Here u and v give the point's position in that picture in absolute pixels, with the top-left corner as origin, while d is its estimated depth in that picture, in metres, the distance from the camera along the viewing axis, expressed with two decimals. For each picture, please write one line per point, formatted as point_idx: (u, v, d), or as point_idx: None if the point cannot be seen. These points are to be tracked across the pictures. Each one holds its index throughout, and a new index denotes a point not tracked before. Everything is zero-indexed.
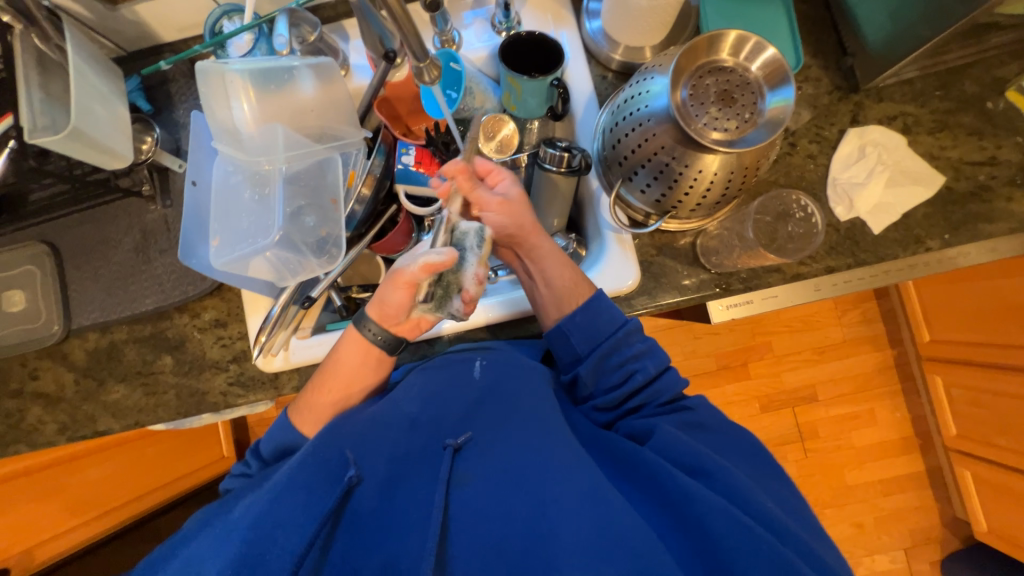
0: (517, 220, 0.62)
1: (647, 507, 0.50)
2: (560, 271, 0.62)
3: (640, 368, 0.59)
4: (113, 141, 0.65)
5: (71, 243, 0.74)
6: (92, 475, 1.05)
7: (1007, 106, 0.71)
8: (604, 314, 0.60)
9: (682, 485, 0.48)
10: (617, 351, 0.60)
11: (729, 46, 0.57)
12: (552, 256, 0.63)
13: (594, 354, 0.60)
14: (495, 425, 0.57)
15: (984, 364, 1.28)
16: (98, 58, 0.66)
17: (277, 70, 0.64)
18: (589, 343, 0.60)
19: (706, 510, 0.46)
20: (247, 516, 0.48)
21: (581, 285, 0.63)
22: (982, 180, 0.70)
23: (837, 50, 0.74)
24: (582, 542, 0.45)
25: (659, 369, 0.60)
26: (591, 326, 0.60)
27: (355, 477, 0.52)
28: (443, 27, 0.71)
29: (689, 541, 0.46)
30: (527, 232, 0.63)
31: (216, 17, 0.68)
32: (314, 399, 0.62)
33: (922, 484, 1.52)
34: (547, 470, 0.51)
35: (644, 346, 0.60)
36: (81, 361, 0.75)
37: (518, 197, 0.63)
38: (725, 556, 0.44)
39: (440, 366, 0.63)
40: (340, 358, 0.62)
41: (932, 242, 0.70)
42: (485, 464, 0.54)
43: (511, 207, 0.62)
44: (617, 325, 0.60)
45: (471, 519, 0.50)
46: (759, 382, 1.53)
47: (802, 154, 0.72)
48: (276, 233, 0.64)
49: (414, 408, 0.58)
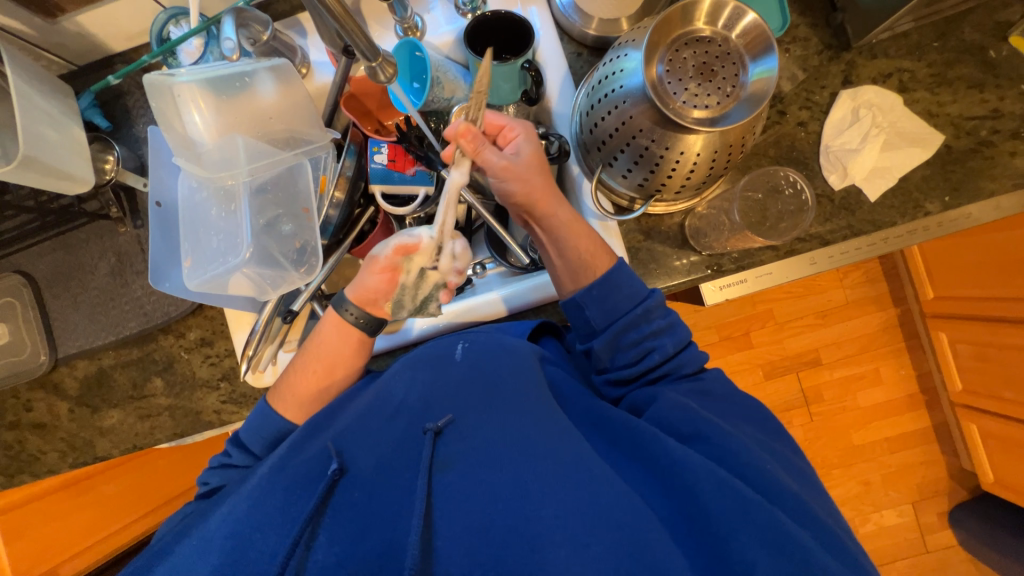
0: (529, 185, 0.58)
1: (639, 475, 0.49)
2: (577, 236, 0.59)
3: (659, 346, 0.57)
4: (72, 166, 0.62)
5: (46, 271, 0.73)
6: (104, 491, 1.08)
7: (1010, 53, 0.67)
8: (622, 289, 0.58)
9: (671, 452, 0.47)
10: (636, 326, 0.58)
11: (706, 14, 0.53)
12: (568, 226, 0.59)
13: (610, 329, 0.58)
14: (481, 406, 0.54)
15: (989, 319, 1.26)
16: (43, 78, 0.63)
17: (229, 78, 0.60)
18: (606, 317, 0.58)
19: (696, 481, 0.45)
20: (225, 524, 0.48)
21: (599, 252, 0.60)
22: (984, 135, 0.66)
23: (826, 5, 0.69)
24: (565, 519, 0.44)
25: (678, 347, 0.58)
26: (608, 300, 0.58)
27: (337, 470, 0.51)
28: (403, 13, 0.67)
29: (678, 508, 0.45)
30: (538, 199, 0.58)
31: (162, 23, 0.65)
32: (297, 377, 0.62)
33: (928, 439, 1.53)
34: (533, 450, 0.50)
35: (663, 323, 0.58)
36: (72, 389, 0.74)
37: (530, 161, 0.58)
38: (714, 524, 0.42)
39: (423, 356, 0.61)
40: (321, 333, 0.62)
41: (932, 205, 0.67)
42: (466, 448, 0.51)
43: (522, 169, 0.57)
44: (638, 301, 0.58)
45: (458, 506, 0.47)
46: (762, 350, 1.52)
47: (793, 122, 0.68)
48: (247, 251, 0.62)
49: (398, 395, 0.57)
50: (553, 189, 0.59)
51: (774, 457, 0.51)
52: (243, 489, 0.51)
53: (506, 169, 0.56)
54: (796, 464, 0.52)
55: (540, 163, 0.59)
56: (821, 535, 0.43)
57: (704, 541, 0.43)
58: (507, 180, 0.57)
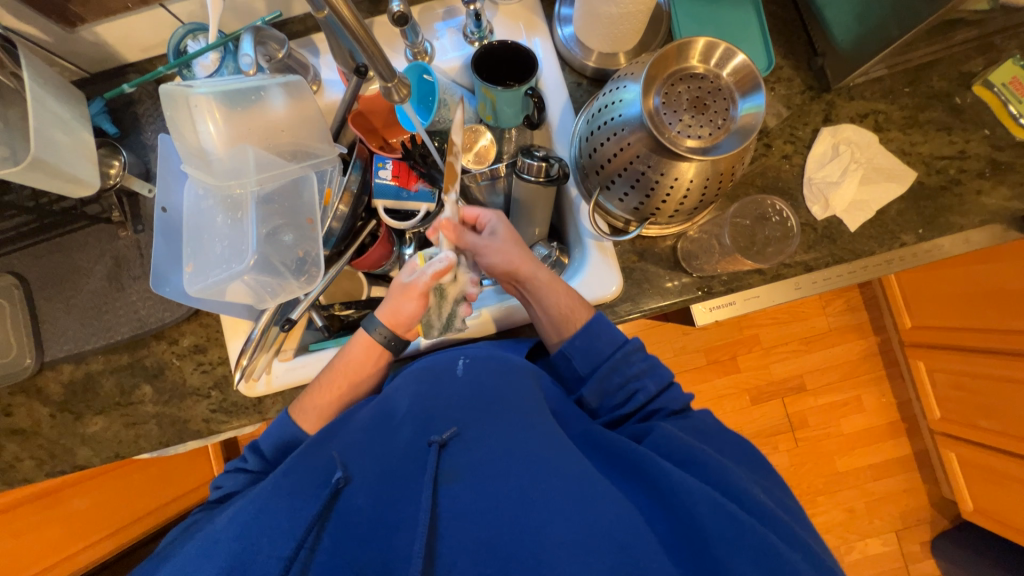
0: (507, 255, 0.62)
1: (637, 490, 0.50)
2: (557, 295, 0.63)
3: (642, 387, 0.60)
4: (78, 169, 0.63)
5: (40, 273, 0.72)
6: (75, 505, 1.03)
7: (974, 100, 0.72)
8: (603, 336, 0.61)
9: (669, 474, 0.48)
10: (619, 369, 0.61)
11: (699, 53, 0.57)
12: (548, 285, 0.63)
13: (595, 374, 0.61)
14: (483, 419, 0.55)
15: (963, 348, 1.31)
16: (57, 84, 0.64)
17: (243, 91, 0.62)
18: (590, 362, 0.61)
19: (693, 501, 0.45)
20: (232, 526, 0.48)
21: (578, 308, 0.63)
22: (952, 174, 0.71)
23: (808, 50, 0.74)
24: (568, 536, 0.45)
25: (661, 386, 0.60)
26: (591, 348, 0.61)
27: (342, 479, 0.52)
28: (414, 39, 0.70)
29: (672, 524, 0.46)
30: (516, 265, 0.63)
31: (180, 36, 0.67)
32: (320, 393, 0.62)
33: (909, 467, 1.55)
34: (536, 465, 0.50)
35: (645, 365, 0.61)
36: (56, 394, 0.73)
37: (505, 237, 0.63)
38: (711, 539, 0.43)
39: (426, 369, 0.61)
40: (349, 351, 0.63)
41: (907, 236, 0.71)
42: (472, 460, 0.52)
43: (500, 245, 0.63)
44: (617, 347, 0.61)
45: (462, 518, 0.48)
46: (748, 375, 1.55)
47: (778, 154, 0.73)
48: (252, 257, 0.63)
49: (401, 408, 0.58)
50: (530, 258, 0.63)
51: (762, 473, 0.52)
52: (250, 494, 0.51)
53: (484, 249, 0.63)
54: (785, 482, 0.53)
55: (514, 235, 0.64)
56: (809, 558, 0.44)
57: (698, 555, 0.44)
58: (487, 256, 0.63)
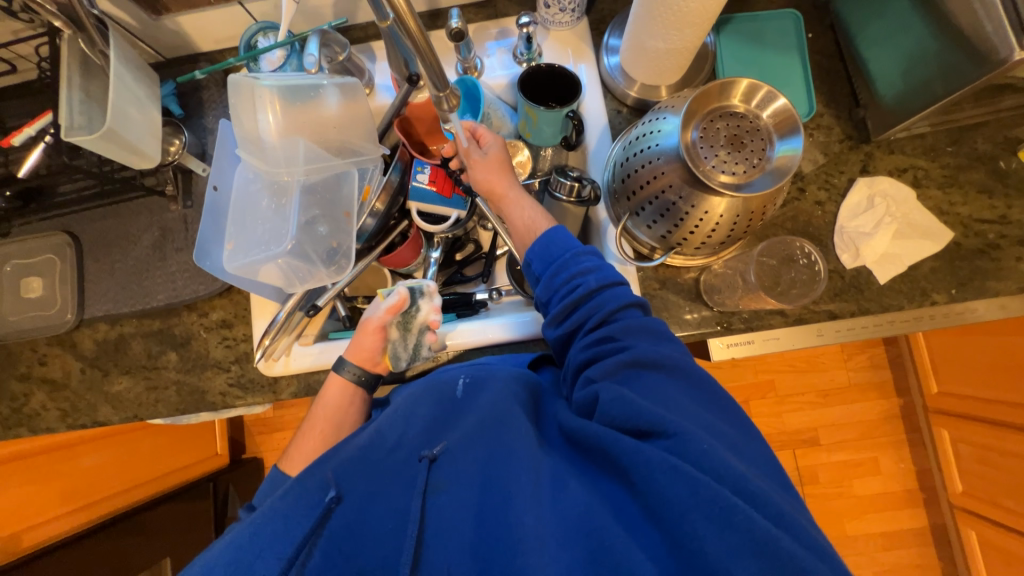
0: (488, 173, 0.68)
1: (606, 476, 0.48)
2: (520, 211, 0.66)
3: (585, 285, 0.56)
4: (143, 143, 0.67)
5: (93, 236, 0.77)
6: (83, 463, 1.07)
7: (1019, 166, 0.71)
8: (557, 243, 0.60)
9: (627, 450, 0.45)
10: (566, 270, 0.58)
11: (741, 93, 0.58)
12: (515, 202, 0.67)
13: (545, 281, 0.59)
14: (467, 429, 0.54)
15: (991, 422, 1.25)
16: (137, 64, 0.69)
17: (303, 87, 0.66)
18: (544, 263, 0.60)
19: (651, 470, 0.43)
20: (228, 550, 0.49)
21: (539, 222, 0.65)
22: (991, 238, 0.70)
23: (850, 100, 0.75)
24: (543, 529, 0.45)
25: (607, 284, 0.57)
26: (546, 253, 0.60)
27: (333, 498, 0.51)
28: (466, 54, 0.74)
29: (645, 510, 0.44)
30: (492, 180, 0.67)
31: (252, 33, 0.72)
32: (304, 439, 0.66)
33: (924, 541, 1.47)
34: (509, 465, 0.50)
35: (592, 265, 0.58)
36: (88, 351, 0.76)
37: (493, 156, 0.68)
38: (678, 523, 0.41)
39: (424, 389, 0.59)
40: (326, 394, 0.67)
41: (939, 295, 0.69)
42: (460, 471, 0.52)
43: (486, 163, 0.68)
44: (569, 249, 0.59)
45: (447, 525, 0.48)
46: (759, 421, 1.51)
47: (811, 200, 0.73)
48: (290, 242, 0.66)
49: (394, 431, 0.55)
50: (507, 179, 0.68)
51: None
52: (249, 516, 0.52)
53: (474, 163, 0.68)
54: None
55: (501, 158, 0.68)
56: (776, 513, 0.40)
57: (670, 537, 0.42)
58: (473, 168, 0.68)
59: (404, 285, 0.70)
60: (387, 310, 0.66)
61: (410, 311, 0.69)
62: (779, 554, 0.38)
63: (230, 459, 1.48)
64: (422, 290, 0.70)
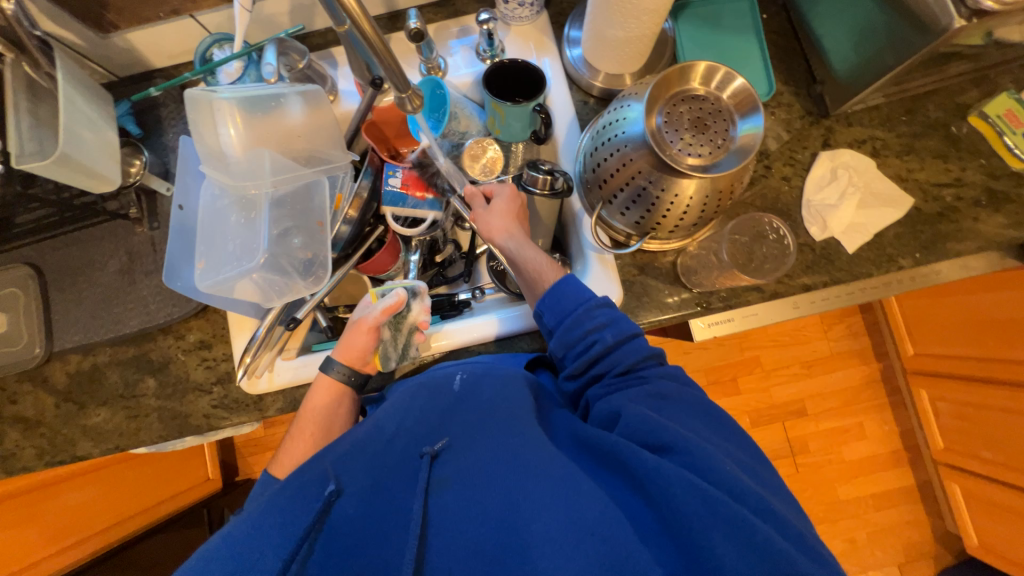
0: (492, 225, 0.67)
1: (619, 485, 0.49)
2: (525, 260, 0.64)
3: (599, 338, 0.57)
4: (101, 166, 0.65)
5: (56, 265, 0.74)
6: (69, 500, 1.03)
7: (970, 130, 0.74)
8: (568, 294, 0.59)
9: (644, 462, 0.46)
10: (580, 324, 0.58)
11: (700, 75, 0.59)
12: (519, 252, 0.64)
13: (560, 329, 0.59)
14: (472, 435, 0.55)
15: (966, 378, 1.30)
16: (88, 85, 0.67)
17: (264, 97, 0.65)
18: (556, 316, 0.59)
19: (667, 483, 0.44)
20: (225, 543, 0.47)
21: (547, 271, 0.63)
22: (949, 201, 0.73)
23: (808, 77, 0.77)
24: (554, 533, 0.44)
25: (621, 338, 0.57)
26: (557, 303, 0.59)
27: (334, 492, 0.51)
28: (428, 54, 0.74)
29: (657, 518, 0.45)
30: (495, 230, 0.66)
31: (207, 45, 0.70)
32: (292, 445, 0.65)
33: (912, 498, 1.53)
34: (519, 470, 0.50)
35: (606, 317, 0.58)
36: (61, 384, 0.74)
37: (500, 207, 0.68)
38: (689, 527, 0.42)
39: (421, 384, 0.62)
40: (312, 398, 0.66)
41: (905, 260, 0.72)
42: (463, 468, 0.52)
43: (491, 215, 0.67)
44: (581, 302, 0.59)
45: (450, 525, 0.48)
46: (748, 397, 1.55)
47: (778, 176, 0.75)
48: (262, 256, 0.64)
49: (393, 422, 0.57)
50: (512, 228, 0.66)
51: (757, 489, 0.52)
52: (244, 512, 0.51)
53: (479, 216, 0.68)
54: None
55: (508, 210, 0.68)
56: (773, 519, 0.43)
57: (682, 544, 0.42)
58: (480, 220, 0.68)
59: (398, 286, 0.70)
60: (380, 313, 0.66)
61: (403, 312, 0.69)
62: (783, 563, 0.40)
63: (222, 483, 1.45)
64: (414, 291, 0.71)
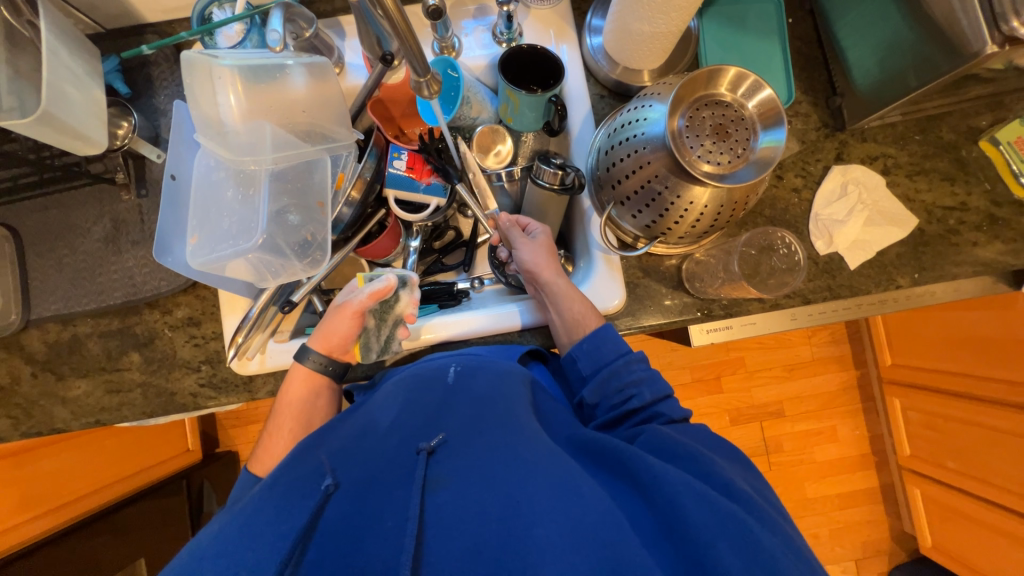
0: (537, 257, 0.67)
1: (623, 493, 0.49)
2: (569, 299, 0.65)
3: (637, 393, 0.59)
4: (87, 126, 0.61)
5: (33, 227, 0.70)
6: (42, 467, 1.00)
7: (979, 154, 0.75)
8: (608, 342, 0.63)
9: (648, 467, 0.47)
10: (614, 376, 0.61)
11: (728, 81, 0.57)
12: (566, 292, 0.65)
13: (596, 376, 0.62)
14: (472, 430, 0.55)
15: (939, 391, 1.35)
16: (73, 37, 0.62)
17: (267, 67, 0.61)
18: (592, 364, 0.63)
19: (675, 491, 0.44)
20: (217, 542, 0.46)
21: (589, 314, 0.65)
22: (952, 224, 0.74)
23: (827, 88, 0.76)
24: (557, 539, 0.43)
25: (658, 397, 0.59)
26: (596, 351, 0.63)
27: (331, 484, 0.51)
28: (443, 33, 0.70)
29: (659, 524, 0.45)
30: (542, 267, 0.66)
31: (205, 3, 0.65)
32: (270, 441, 0.62)
33: (875, 499, 1.60)
34: (521, 468, 0.50)
35: (644, 373, 0.61)
36: (39, 353, 0.71)
37: (543, 244, 0.68)
38: (695, 535, 0.42)
39: (415, 377, 0.62)
40: (289, 389, 0.64)
41: (903, 279, 0.73)
42: (461, 465, 0.52)
43: (537, 246, 0.68)
44: (620, 353, 0.62)
45: (449, 524, 0.47)
46: (729, 395, 1.58)
47: (788, 187, 0.74)
48: (259, 236, 0.62)
49: (391, 418, 0.58)
50: (557, 266, 0.67)
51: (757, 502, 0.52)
52: (238, 505, 0.50)
53: (524, 246, 0.68)
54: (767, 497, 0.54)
55: (550, 246, 0.69)
56: (778, 534, 0.44)
57: (686, 550, 0.42)
58: (524, 249, 0.68)
59: (389, 273, 0.67)
60: (364, 298, 0.63)
61: (391, 301, 0.66)
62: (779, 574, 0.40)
63: (201, 454, 1.44)
64: (404, 281, 0.68)
